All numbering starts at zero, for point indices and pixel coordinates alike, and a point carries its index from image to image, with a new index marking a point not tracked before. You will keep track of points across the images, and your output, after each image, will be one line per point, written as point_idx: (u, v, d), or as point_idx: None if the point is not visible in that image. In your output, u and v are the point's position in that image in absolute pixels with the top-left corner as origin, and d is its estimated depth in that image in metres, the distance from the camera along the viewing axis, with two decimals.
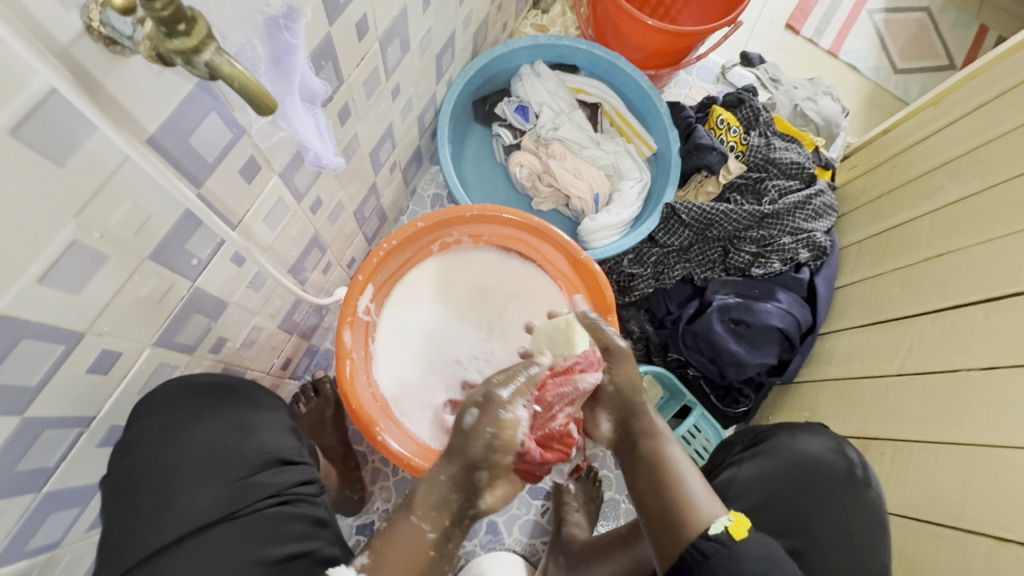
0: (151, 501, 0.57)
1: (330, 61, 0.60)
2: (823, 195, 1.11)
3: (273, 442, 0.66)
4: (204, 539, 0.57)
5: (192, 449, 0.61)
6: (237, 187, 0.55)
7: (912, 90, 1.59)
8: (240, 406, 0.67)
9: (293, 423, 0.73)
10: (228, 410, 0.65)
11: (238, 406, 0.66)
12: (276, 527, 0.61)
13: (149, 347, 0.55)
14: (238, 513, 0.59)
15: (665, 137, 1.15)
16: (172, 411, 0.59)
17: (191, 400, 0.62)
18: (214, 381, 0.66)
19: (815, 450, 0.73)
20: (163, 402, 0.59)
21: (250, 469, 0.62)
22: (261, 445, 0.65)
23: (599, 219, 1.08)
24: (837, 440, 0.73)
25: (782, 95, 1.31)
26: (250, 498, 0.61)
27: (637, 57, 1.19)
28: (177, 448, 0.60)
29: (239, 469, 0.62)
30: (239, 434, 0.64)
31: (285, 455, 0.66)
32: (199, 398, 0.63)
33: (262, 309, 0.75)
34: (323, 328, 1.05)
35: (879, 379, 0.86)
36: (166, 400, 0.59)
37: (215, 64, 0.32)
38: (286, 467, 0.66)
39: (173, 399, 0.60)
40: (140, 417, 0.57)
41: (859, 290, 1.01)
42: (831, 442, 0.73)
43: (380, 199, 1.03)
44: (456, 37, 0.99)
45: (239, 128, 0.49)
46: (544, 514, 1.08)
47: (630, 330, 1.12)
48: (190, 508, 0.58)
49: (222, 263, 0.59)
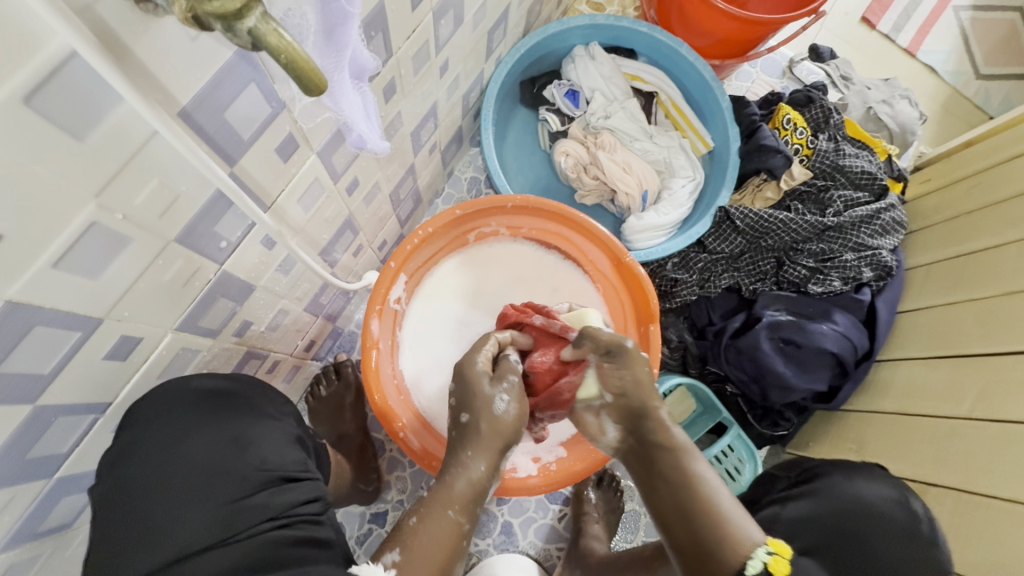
0: (138, 522, 0.54)
1: (380, 32, 0.54)
2: (894, 210, 1.01)
3: (274, 457, 0.62)
4: (190, 568, 0.53)
5: (182, 462, 0.57)
6: (272, 166, 0.51)
7: (994, 100, 1.45)
8: (241, 416, 0.62)
9: (298, 432, 0.68)
10: (225, 421, 0.60)
11: (236, 417, 0.62)
12: (275, 553, 0.56)
13: (171, 332, 0.52)
14: (233, 538, 0.55)
15: (724, 135, 1.07)
16: (167, 420, 0.56)
17: (184, 409, 0.58)
18: (219, 386, 0.62)
19: (871, 497, 0.67)
20: (154, 411, 0.56)
21: (249, 489, 0.58)
22: (262, 462, 0.60)
23: (645, 219, 1.02)
24: (900, 492, 0.66)
25: (855, 95, 1.20)
26: (248, 521, 0.57)
27: (701, 45, 1.10)
28: (166, 463, 0.57)
29: (236, 489, 0.58)
30: (235, 449, 0.60)
31: (287, 472, 0.62)
32: (196, 404, 0.59)
33: (290, 292, 0.72)
34: (349, 311, 1.02)
35: (942, 420, 0.79)
36: (159, 410, 0.56)
37: (260, 33, 0.27)
38: (291, 488, 0.61)
39: (162, 409, 0.56)
40: (130, 427, 0.55)
41: (926, 318, 0.93)
42: (893, 492, 0.67)
43: (417, 181, 0.98)
44: (510, 12, 0.92)
45: (278, 103, 0.45)
46: (561, 520, 1.05)
47: (668, 338, 1.07)
48: (183, 530, 0.54)
49: (252, 245, 0.55)
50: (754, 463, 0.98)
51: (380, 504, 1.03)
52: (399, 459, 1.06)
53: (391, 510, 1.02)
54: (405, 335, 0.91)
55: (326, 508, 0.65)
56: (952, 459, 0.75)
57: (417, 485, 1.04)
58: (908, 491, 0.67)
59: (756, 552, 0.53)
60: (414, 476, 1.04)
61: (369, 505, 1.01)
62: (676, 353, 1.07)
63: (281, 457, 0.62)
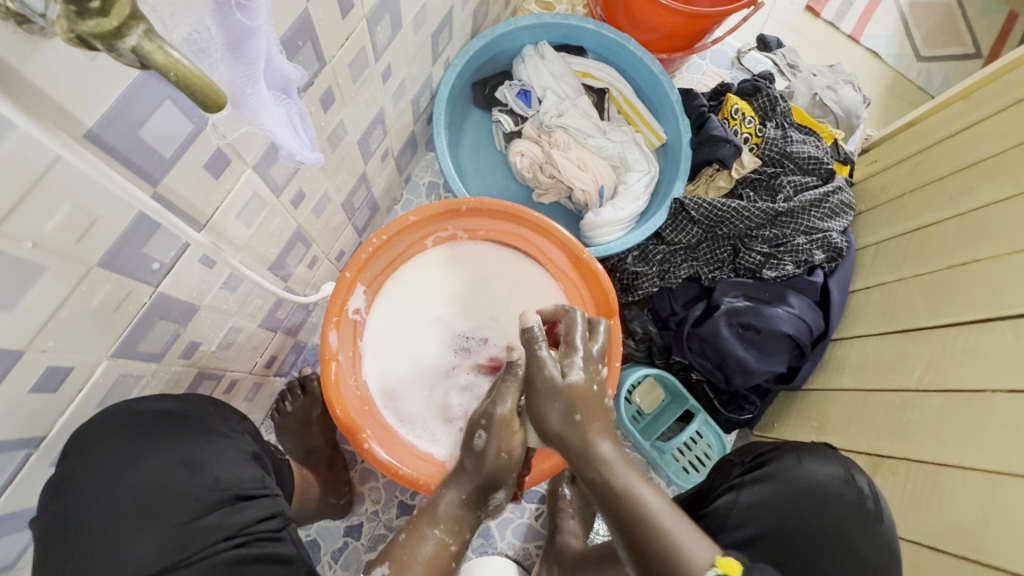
0: (84, 554, 0.53)
1: (308, 40, 0.54)
2: (842, 192, 1.04)
3: (228, 476, 0.60)
4: None
5: (127, 489, 0.55)
6: (202, 182, 0.50)
7: (935, 80, 1.51)
8: (193, 436, 0.60)
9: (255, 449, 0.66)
10: (175, 443, 0.58)
11: (186, 437, 0.59)
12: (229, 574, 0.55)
13: (106, 359, 0.50)
14: (187, 561, 0.55)
15: (676, 127, 1.09)
16: (111, 446, 0.54)
17: (128, 433, 0.55)
18: (168, 407, 0.60)
19: (820, 475, 0.69)
20: (96, 437, 0.53)
21: (201, 510, 0.57)
22: (215, 482, 0.59)
23: (602, 215, 1.02)
24: (846, 470, 0.69)
25: (801, 83, 1.23)
26: (202, 542, 0.56)
27: (647, 40, 1.11)
28: (111, 490, 0.55)
29: (189, 511, 0.56)
30: (186, 471, 0.58)
31: (243, 489, 0.61)
32: (138, 429, 0.56)
33: (240, 309, 0.70)
34: (311, 324, 1.00)
35: (893, 394, 0.82)
36: (102, 436, 0.54)
37: (144, 51, 0.26)
38: (248, 506, 0.60)
39: (104, 436, 0.53)
40: (69, 456, 0.53)
41: (876, 296, 0.96)
42: (841, 471, 0.69)
43: (371, 189, 0.97)
44: (454, 15, 0.92)
45: (200, 117, 0.44)
46: (538, 517, 1.05)
47: (633, 330, 1.07)
48: (129, 560, 0.53)
49: (190, 264, 0.54)
50: (722, 447, 1.01)
51: (354, 517, 1.01)
52: (372, 470, 1.05)
53: (366, 521, 1.01)
54: (366, 345, 0.90)
55: (287, 523, 0.64)
56: (902, 430, 0.78)
57: (391, 495, 1.03)
58: (854, 469, 0.69)
59: None
60: (387, 486, 1.03)
61: (343, 519, 1.00)
62: (642, 345, 1.07)
63: (234, 477, 0.60)
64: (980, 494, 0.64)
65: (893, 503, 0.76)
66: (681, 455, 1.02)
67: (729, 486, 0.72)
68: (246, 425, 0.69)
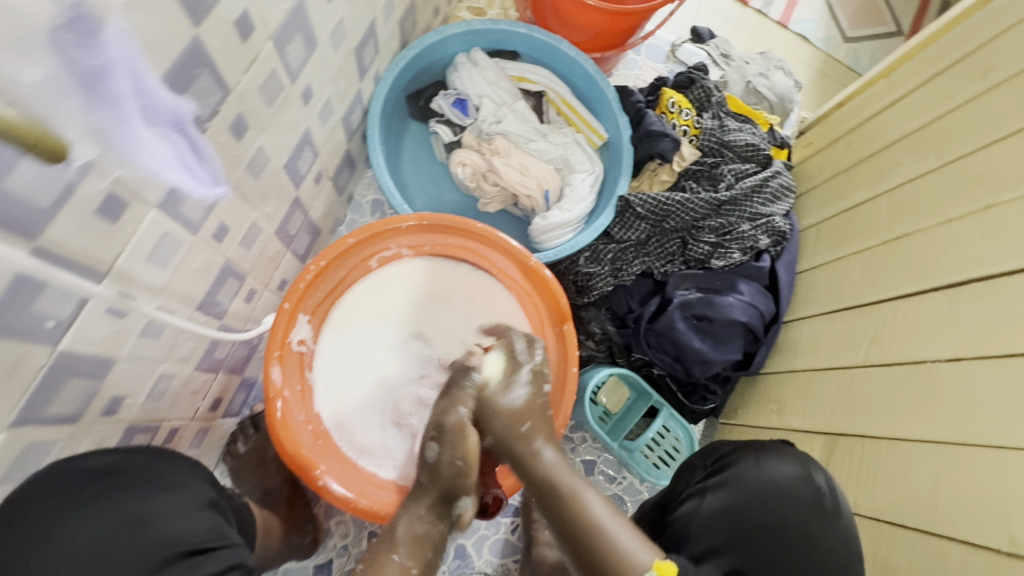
0: None
1: (205, 68, 0.51)
2: (781, 176, 1.06)
3: (179, 529, 0.59)
4: None
5: (73, 553, 0.54)
6: (96, 228, 0.46)
7: (862, 59, 1.56)
8: (139, 492, 0.59)
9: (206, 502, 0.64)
10: (122, 501, 0.57)
11: (133, 494, 0.58)
12: None
13: (5, 430, 0.46)
14: None
15: (616, 125, 1.08)
16: (54, 505, 0.53)
17: (73, 491, 0.54)
18: (108, 462, 0.58)
19: (779, 474, 0.69)
20: (38, 494, 0.52)
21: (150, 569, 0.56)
22: (166, 537, 0.58)
23: (550, 218, 1.01)
24: (804, 468, 0.69)
25: (734, 71, 1.25)
26: None
27: (579, 39, 1.11)
28: (52, 554, 0.53)
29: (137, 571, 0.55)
30: (131, 530, 0.57)
31: (195, 543, 0.59)
32: (78, 488, 0.55)
33: (169, 355, 0.66)
34: (259, 358, 0.96)
35: (843, 370, 0.84)
36: (45, 494, 0.53)
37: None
38: (201, 558, 0.59)
39: (47, 498, 0.53)
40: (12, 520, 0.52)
41: (821, 276, 0.98)
42: (799, 469, 0.69)
43: (309, 213, 0.93)
44: (378, 28, 0.89)
45: (82, 165, 0.40)
46: (514, 531, 1.04)
47: (592, 331, 1.06)
48: None
49: (97, 316, 0.50)
50: (689, 440, 1.01)
51: (323, 554, 0.98)
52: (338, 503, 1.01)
53: (335, 557, 0.97)
54: (315, 376, 0.85)
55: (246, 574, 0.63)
56: (855, 407, 0.79)
57: (360, 526, 0.99)
58: (811, 466, 0.70)
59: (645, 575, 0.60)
60: (356, 518, 1.00)
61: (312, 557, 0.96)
62: (602, 345, 1.06)
63: (184, 531, 0.59)
64: (929, 462, 0.65)
65: (849, 480, 0.76)
66: (650, 451, 1.03)
67: (693, 492, 0.73)
68: (195, 482, 0.65)
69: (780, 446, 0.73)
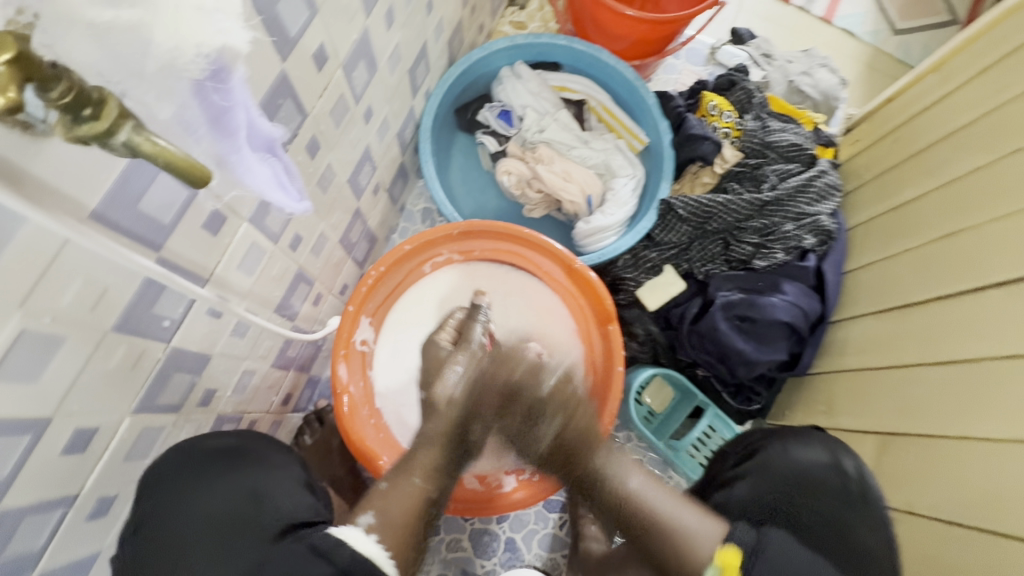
0: None
1: (288, 98, 0.57)
2: (826, 175, 1.06)
3: (289, 505, 0.65)
4: None
5: (205, 514, 0.61)
6: (202, 242, 0.53)
7: (913, 52, 1.52)
8: (255, 467, 0.67)
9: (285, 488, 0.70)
10: (243, 473, 0.65)
11: (251, 467, 0.66)
12: None
13: (129, 416, 0.53)
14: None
15: (656, 130, 1.11)
16: (187, 477, 0.61)
17: (204, 461, 0.63)
18: (227, 444, 0.66)
19: (810, 460, 0.71)
20: (174, 464, 0.61)
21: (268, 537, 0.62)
22: (280, 511, 0.64)
23: (593, 222, 1.05)
24: (833, 455, 0.71)
25: (776, 71, 1.25)
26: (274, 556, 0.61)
27: (619, 48, 1.14)
28: (194, 515, 0.61)
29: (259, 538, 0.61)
30: (252, 502, 0.64)
31: (302, 517, 0.65)
32: (214, 459, 0.64)
33: (251, 353, 0.73)
34: (323, 358, 1.03)
35: (895, 370, 0.83)
36: (178, 463, 0.61)
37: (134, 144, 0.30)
38: (314, 523, 0.65)
39: (183, 463, 0.61)
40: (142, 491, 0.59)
41: (869, 274, 0.97)
42: (827, 455, 0.71)
43: (367, 222, 1.00)
44: (429, 48, 0.95)
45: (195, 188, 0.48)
46: (562, 526, 1.06)
47: (636, 332, 1.10)
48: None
49: (199, 317, 0.57)
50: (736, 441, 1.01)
51: None
52: None
53: None
54: (376, 374, 0.91)
55: None
56: (910, 407, 0.78)
57: None
58: (841, 453, 0.72)
59: (711, 564, 0.64)
60: None
61: None
62: (646, 346, 1.09)
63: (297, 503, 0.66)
64: (986, 462, 0.65)
65: (902, 479, 0.76)
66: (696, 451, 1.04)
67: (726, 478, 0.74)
68: None
69: (810, 435, 0.75)
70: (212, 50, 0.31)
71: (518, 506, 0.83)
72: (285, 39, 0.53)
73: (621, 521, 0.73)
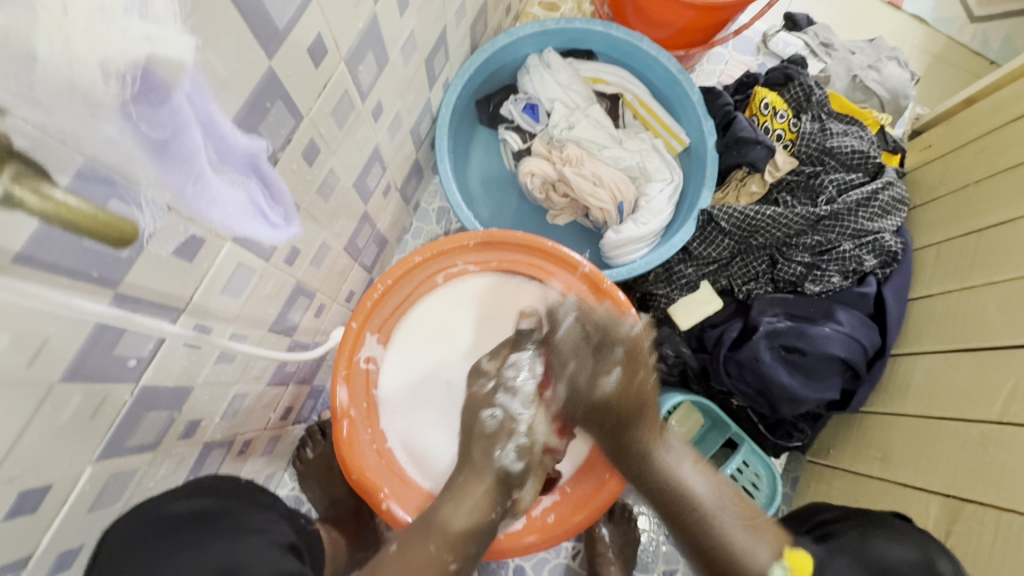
0: None
1: (277, 99, 0.49)
2: (893, 187, 0.93)
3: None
4: None
5: None
6: (175, 270, 0.45)
7: (993, 44, 1.34)
8: (228, 535, 0.58)
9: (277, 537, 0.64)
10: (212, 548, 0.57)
11: (224, 535, 0.58)
12: None
13: (91, 464, 0.48)
14: None
15: (699, 129, 0.99)
16: (132, 557, 0.53)
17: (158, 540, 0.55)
18: (193, 509, 0.59)
19: (891, 557, 0.61)
20: (128, 526, 0.54)
21: None
22: None
23: (623, 233, 0.94)
24: (925, 554, 0.60)
25: (838, 64, 1.11)
26: None
27: (661, 36, 1.02)
28: None
29: None
30: None
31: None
32: (173, 530, 0.56)
33: (242, 376, 0.66)
34: (326, 367, 0.96)
35: (971, 426, 0.72)
36: (129, 531, 0.54)
37: (16, 198, 0.24)
38: None
39: (132, 532, 0.54)
40: (101, 541, 0.53)
41: (941, 306, 0.85)
42: (916, 551, 0.61)
43: (376, 225, 0.92)
44: (449, 34, 0.85)
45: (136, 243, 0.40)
46: (575, 556, 0.98)
47: (664, 354, 0.96)
48: None
49: (175, 349, 0.50)
50: (773, 479, 0.91)
51: None
52: None
53: None
54: (381, 396, 0.84)
55: None
56: (984, 471, 0.68)
57: None
58: (934, 551, 0.61)
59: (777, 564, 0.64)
60: None
61: None
62: (675, 369, 0.97)
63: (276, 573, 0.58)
64: None
65: (970, 552, 0.66)
66: None
67: None
68: (269, 514, 0.67)
69: (893, 527, 0.65)
70: (130, 66, 0.25)
71: (528, 550, 0.75)
72: (272, 31, 0.44)
73: (672, 518, 0.70)
